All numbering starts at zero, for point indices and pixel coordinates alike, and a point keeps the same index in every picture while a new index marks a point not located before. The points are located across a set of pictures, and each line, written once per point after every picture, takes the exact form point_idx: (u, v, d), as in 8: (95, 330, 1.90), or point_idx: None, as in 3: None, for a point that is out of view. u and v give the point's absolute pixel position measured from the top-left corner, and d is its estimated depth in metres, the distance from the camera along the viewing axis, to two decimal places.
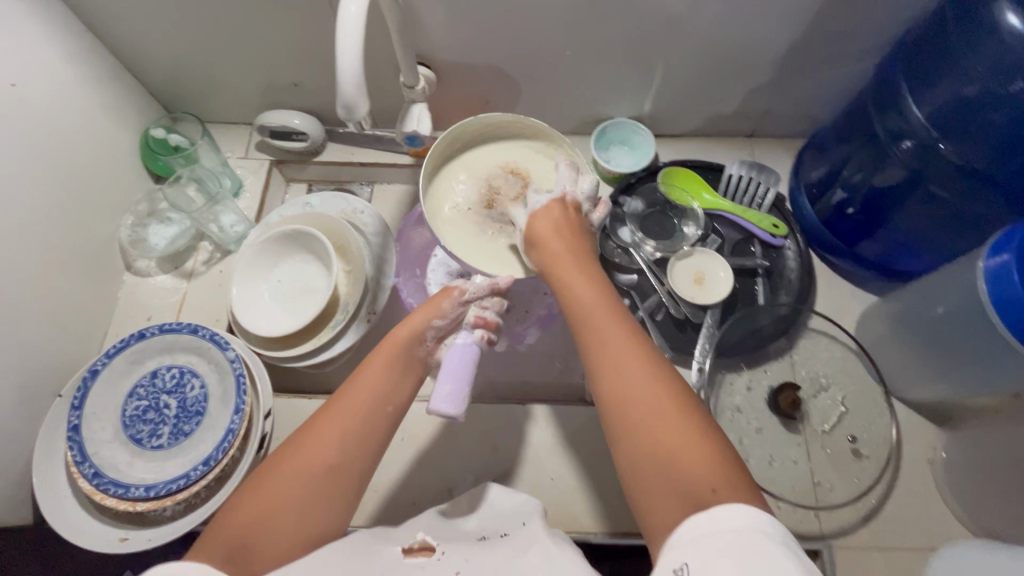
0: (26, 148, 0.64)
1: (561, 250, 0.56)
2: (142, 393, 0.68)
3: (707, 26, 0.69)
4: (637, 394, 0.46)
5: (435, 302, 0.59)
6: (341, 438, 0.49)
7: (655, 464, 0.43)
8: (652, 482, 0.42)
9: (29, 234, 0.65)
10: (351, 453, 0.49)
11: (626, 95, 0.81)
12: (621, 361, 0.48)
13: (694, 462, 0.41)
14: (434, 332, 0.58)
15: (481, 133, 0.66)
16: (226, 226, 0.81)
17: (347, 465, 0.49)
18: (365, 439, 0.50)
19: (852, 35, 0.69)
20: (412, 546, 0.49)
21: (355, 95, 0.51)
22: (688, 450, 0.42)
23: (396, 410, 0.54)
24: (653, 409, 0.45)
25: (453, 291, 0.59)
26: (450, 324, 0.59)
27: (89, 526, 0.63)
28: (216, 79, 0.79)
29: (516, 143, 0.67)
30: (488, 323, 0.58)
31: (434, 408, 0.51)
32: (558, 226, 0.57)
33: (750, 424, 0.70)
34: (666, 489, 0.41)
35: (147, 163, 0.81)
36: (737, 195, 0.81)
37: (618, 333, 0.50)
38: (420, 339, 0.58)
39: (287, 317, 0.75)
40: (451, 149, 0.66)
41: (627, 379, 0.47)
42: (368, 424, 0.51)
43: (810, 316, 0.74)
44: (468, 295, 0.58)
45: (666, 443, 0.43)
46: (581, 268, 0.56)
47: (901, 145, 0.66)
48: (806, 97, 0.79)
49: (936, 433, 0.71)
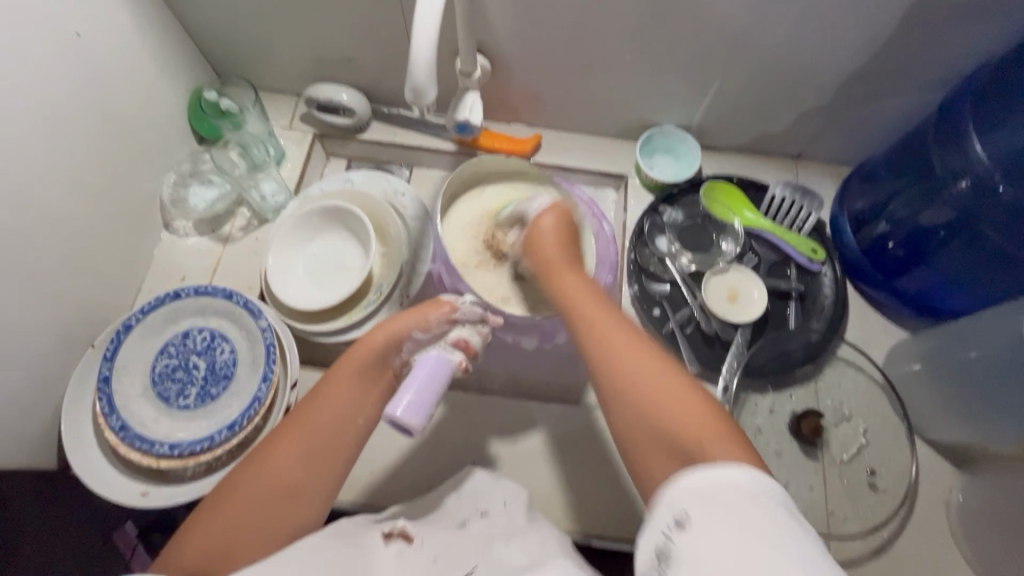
0: (83, 96, 0.64)
1: (555, 257, 0.60)
2: (173, 352, 0.69)
3: (773, 43, 0.68)
4: (623, 359, 0.47)
5: (423, 313, 0.60)
6: (303, 457, 0.49)
7: (647, 424, 0.42)
8: (644, 440, 0.42)
9: (76, 183, 0.65)
10: (314, 474, 0.49)
11: (679, 105, 0.80)
12: (609, 337, 0.49)
13: (682, 411, 0.42)
14: (411, 344, 0.58)
15: (494, 171, 0.76)
16: (267, 195, 0.81)
17: (308, 485, 0.49)
18: (329, 458, 0.50)
19: (917, 67, 0.68)
20: (392, 530, 0.51)
21: (424, 81, 0.54)
22: (684, 400, 0.42)
23: (367, 424, 0.54)
24: (641, 375, 0.45)
25: (443, 306, 0.60)
26: (431, 338, 0.58)
27: (111, 477, 0.64)
28: (271, 48, 0.79)
29: (521, 185, 0.76)
30: (469, 348, 0.57)
31: (388, 415, 0.48)
32: (555, 235, 0.62)
33: (769, 446, 0.70)
34: (654, 444, 0.41)
35: (194, 122, 0.81)
36: (778, 216, 0.81)
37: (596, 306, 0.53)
38: (395, 349, 0.57)
39: (320, 292, 0.75)
40: (465, 181, 0.76)
41: (610, 346, 0.48)
42: (333, 441, 0.51)
43: (839, 344, 0.74)
44: (457, 314, 0.59)
45: (655, 392, 0.43)
46: (572, 268, 0.59)
47: (957, 184, 0.65)
48: (859, 124, 0.78)
49: (955, 475, 0.71)
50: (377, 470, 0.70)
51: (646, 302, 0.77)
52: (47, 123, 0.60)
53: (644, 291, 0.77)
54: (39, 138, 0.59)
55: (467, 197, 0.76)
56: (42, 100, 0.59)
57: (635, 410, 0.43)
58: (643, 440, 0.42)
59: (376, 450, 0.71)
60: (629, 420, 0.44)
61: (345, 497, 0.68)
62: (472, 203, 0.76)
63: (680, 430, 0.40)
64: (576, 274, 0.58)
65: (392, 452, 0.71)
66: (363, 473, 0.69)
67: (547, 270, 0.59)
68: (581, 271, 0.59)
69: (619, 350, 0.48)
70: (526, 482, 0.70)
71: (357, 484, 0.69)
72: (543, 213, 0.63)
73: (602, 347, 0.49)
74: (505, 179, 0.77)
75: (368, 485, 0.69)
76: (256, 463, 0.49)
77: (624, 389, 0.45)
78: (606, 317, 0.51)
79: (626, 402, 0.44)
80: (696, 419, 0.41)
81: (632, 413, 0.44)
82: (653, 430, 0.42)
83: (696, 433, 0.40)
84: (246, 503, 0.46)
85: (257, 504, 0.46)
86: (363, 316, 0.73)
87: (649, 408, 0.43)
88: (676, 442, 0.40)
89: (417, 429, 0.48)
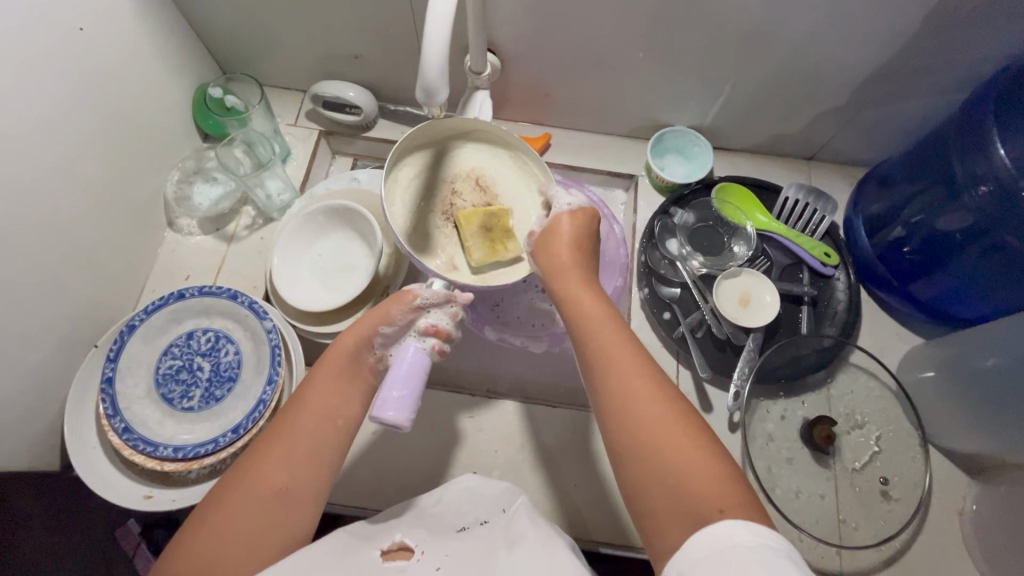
0: (86, 92, 0.62)
1: (566, 264, 0.56)
2: (177, 353, 0.68)
3: (789, 43, 0.66)
4: (638, 400, 0.44)
5: (386, 307, 0.57)
6: (285, 463, 0.48)
7: (665, 485, 0.40)
8: (658, 499, 0.40)
9: (79, 180, 0.64)
10: (299, 476, 0.48)
11: (691, 105, 0.79)
12: (626, 376, 0.46)
13: (702, 474, 0.40)
14: (381, 339, 0.56)
15: (450, 133, 0.66)
16: (273, 194, 0.80)
17: (292, 488, 0.47)
18: (313, 460, 0.49)
19: (937, 67, 0.66)
20: (390, 546, 0.50)
21: (436, 81, 0.53)
22: (698, 464, 0.40)
23: (348, 422, 0.52)
24: (654, 430, 0.43)
25: (405, 297, 0.57)
26: (399, 331, 0.56)
27: (116, 480, 0.63)
28: (277, 44, 0.77)
29: (480, 150, 0.66)
30: (440, 332, 0.55)
31: (375, 415, 0.47)
32: (573, 237, 0.58)
33: (780, 453, 0.69)
34: (674, 509, 0.39)
35: (198, 119, 0.80)
36: (791, 219, 0.79)
37: (606, 324, 0.51)
38: (366, 347, 0.56)
39: (326, 293, 0.74)
40: (415, 142, 0.64)
41: (621, 386, 0.46)
42: (316, 446, 0.50)
43: (852, 351, 0.72)
44: (421, 301, 0.56)
45: (672, 450, 0.41)
46: (586, 283, 0.55)
47: (976, 189, 0.64)
48: (874, 125, 0.77)
49: (969, 484, 0.70)
50: (381, 473, 0.69)
51: (656, 305, 0.76)
52: (49, 122, 0.59)
53: (654, 294, 0.76)
54: (39, 137, 0.58)
55: (419, 159, 0.65)
56: (43, 97, 0.58)
57: (650, 464, 0.42)
58: (656, 498, 0.40)
59: (382, 453, 0.70)
60: (636, 468, 0.42)
61: (352, 500, 0.68)
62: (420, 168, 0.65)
63: (690, 497, 0.39)
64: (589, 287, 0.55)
65: (400, 456, 0.70)
66: (371, 477, 0.69)
67: (555, 277, 0.55)
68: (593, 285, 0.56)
69: (631, 390, 0.45)
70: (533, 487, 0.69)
71: (361, 487, 0.68)
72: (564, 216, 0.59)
73: (615, 385, 0.46)
74: (456, 141, 0.66)
75: (373, 488, 0.68)
76: (241, 473, 0.48)
77: (632, 434, 0.43)
78: (621, 346, 0.48)
79: (633, 450, 0.43)
80: (712, 484, 0.39)
81: (648, 468, 0.41)
82: (663, 487, 0.40)
83: (715, 499, 0.38)
84: (227, 517, 0.45)
85: (244, 516, 0.45)
86: None
87: (660, 468, 0.41)
88: (694, 501, 0.38)
89: (406, 423, 0.48)
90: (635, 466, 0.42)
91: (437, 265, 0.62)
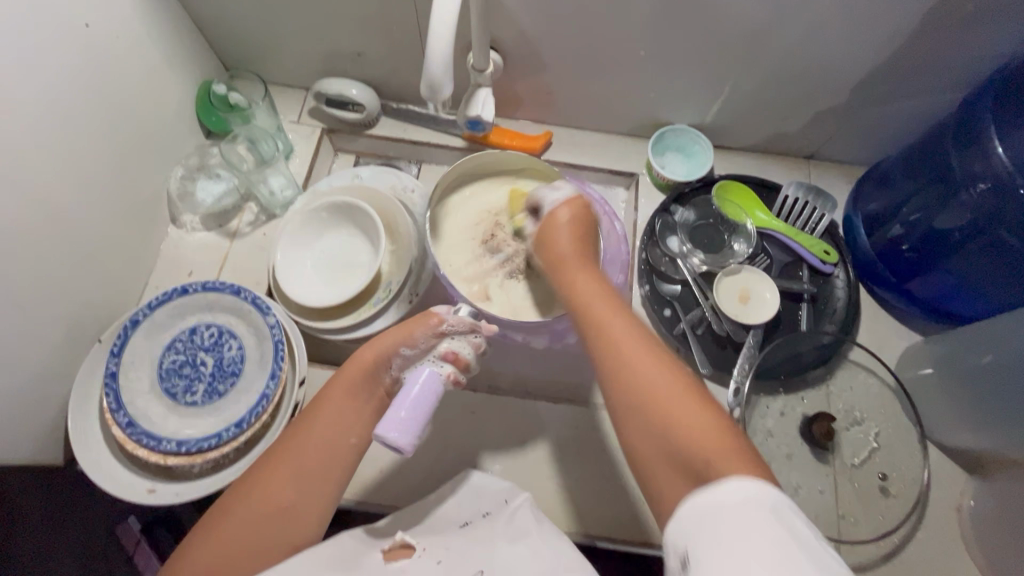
0: (92, 87, 0.63)
1: (566, 253, 0.57)
2: (180, 348, 0.68)
3: (789, 42, 0.67)
4: (643, 364, 0.46)
5: (410, 327, 0.57)
6: (293, 480, 0.49)
7: (664, 441, 0.42)
8: (659, 459, 0.42)
9: (84, 175, 0.64)
10: (306, 494, 0.49)
11: (691, 103, 0.79)
12: (630, 344, 0.48)
13: (699, 430, 0.41)
14: (400, 361, 0.56)
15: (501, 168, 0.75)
16: (275, 189, 0.81)
17: (299, 506, 0.48)
18: (321, 478, 0.49)
19: (936, 66, 0.67)
20: (391, 545, 0.51)
21: (440, 77, 0.54)
22: (699, 422, 0.41)
23: (359, 442, 0.53)
24: (656, 390, 0.44)
25: (431, 319, 0.57)
26: (419, 354, 0.56)
27: (118, 474, 0.63)
28: (280, 41, 0.78)
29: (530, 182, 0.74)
30: (459, 360, 0.56)
31: (379, 435, 0.48)
32: (571, 227, 0.59)
33: (780, 449, 0.70)
34: (671, 461, 0.41)
35: (202, 116, 0.81)
36: (790, 216, 0.80)
37: (602, 299, 0.52)
38: (384, 366, 0.55)
39: (330, 289, 0.75)
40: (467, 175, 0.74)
41: (625, 352, 0.47)
42: (325, 463, 0.50)
43: (851, 348, 0.73)
44: (445, 327, 0.56)
45: (671, 407, 0.43)
46: (585, 263, 0.56)
47: (975, 187, 0.64)
48: (873, 124, 0.78)
49: (966, 480, 0.71)
50: (383, 468, 0.69)
51: (656, 302, 0.76)
52: (53, 116, 0.59)
53: (655, 291, 0.77)
54: (44, 132, 0.58)
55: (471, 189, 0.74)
56: (49, 90, 0.58)
57: (651, 425, 0.43)
58: (657, 461, 0.42)
59: (383, 449, 0.70)
60: (639, 432, 0.44)
61: (353, 495, 0.68)
62: (471, 201, 0.74)
63: (688, 448, 0.40)
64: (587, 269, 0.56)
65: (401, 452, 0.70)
66: (372, 472, 0.69)
67: (555, 260, 0.57)
68: (589, 264, 0.56)
69: (631, 360, 0.46)
70: (534, 483, 0.69)
71: (363, 481, 0.68)
72: (558, 206, 0.60)
73: (614, 355, 0.47)
74: (507, 174, 0.75)
75: (375, 482, 0.69)
76: (250, 484, 0.49)
77: (636, 399, 0.44)
78: (619, 321, 0.50)
79: (636, 413, 0.44)
80: (709, 438, 0.40)
81: (645, 421, 0.43)
82: (662, 442, 0.42)
83: (708, 452, 0.39)
84: (232, 528, 0.46)
85: (249, 529, 0.46)
86: (372, 314, 0.72)
87: (662, 426, 0.42)
88: (689, 454, 0.40)
89: (408, 448, 0.48)
90: (636, 425, 0.44)
91: (467, 291, 0.69)
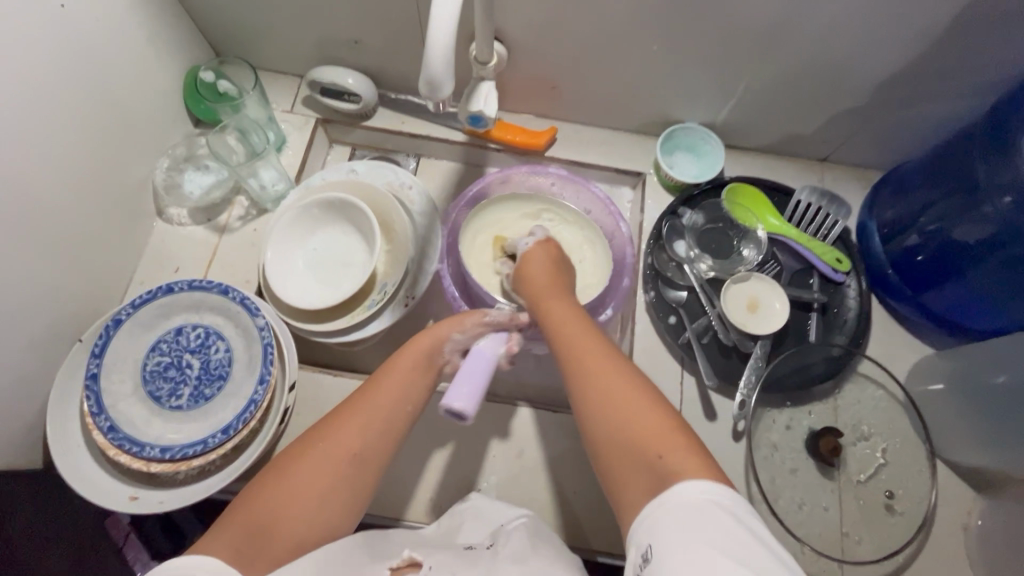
0: (71, 72, 0.59)
1: (544, 284, 0.60)
2: (165, 349, 0.66)
3: (810, 39, 0.63)
4: (612, 383, 0.48)
5: (459, 317, 0.59)
6: (361, 438, 0.49)
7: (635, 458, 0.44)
8: (624, 466, 0.44)
9: (63, 168, 0.61)
10: (368, 455, 0.49)
11: (703, 101, 0.76)
12: (598, 365, 0.50)
13: (653, 436, 0.44)
14: (451, 345, 0.58)
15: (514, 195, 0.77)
16: (266, 183, 0.77)
17: (362, 463, 0.49)
18: (384, 441, 0.50)
19: (962, 69, 0.63)
20: (399, 563, 0.45)
21: (441, 72, 0.50)
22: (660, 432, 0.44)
23: (415, 410, 0.54)
24: (623, 408, 0.46)
25: (478, 312, 0.60)
26: (468, 338, 0.58)
27: (100, 480, 0.61)
28: (273, 25, 0.73)
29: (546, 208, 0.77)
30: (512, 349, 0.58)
31: (446, 405, 0.50)
32: (547, 264, 0.62)
33: (784, 463, 0.68)
34: (636, 467, 0.43)
35: (190, 104, 0.77)
36: (802, 223, 0.77)
37: (580, 325, 0.55)
38: (438, 352, 0.57)
39: (321, 290, 0.72)
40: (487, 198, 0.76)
41: (592, 369, 0.50)
42: (386, 426, 0.51)
43: (861, 360, 0.71)
44: (490, 318, 0.60)
45: (637, 421, 0.45)
46: (563, 295, 0.59)
47: (1000, 198, 0.61)
48: (893, 128, 0.74)
49: (975, 498, 0.69)
50: None
51: (661, 309, 0.74)
52: (26, 105, 0.55)
53: (660, 297, 0.74)
54: (21, 124, 0.55)
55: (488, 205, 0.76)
56: (24, 77, 0.54)
57: (610, 433, 0.46)
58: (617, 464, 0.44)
59: None
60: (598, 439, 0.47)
61: None
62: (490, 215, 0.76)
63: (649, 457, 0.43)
64: (564, 299, 0.59)
65: (393, 460, 0.68)
66: None
67: (536, 296, 0.59)
68: (569, 296, 0.59)
69: (598, 380, 0.49)
70: (531, 495, 0.67)
71: None
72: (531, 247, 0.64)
73: (589, 377, 0.50)
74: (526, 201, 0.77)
75: None
76: (314, 439, 0.49)
77: (600, 419, 0.47)
78: (592, 343, 0.53)
79: (597, 422, 0.47)
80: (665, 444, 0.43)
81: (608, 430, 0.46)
82: (626, 454, 0.44)
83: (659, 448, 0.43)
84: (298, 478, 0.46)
85: (314, 481, 0.46)
86: (366, 316, 0.69)
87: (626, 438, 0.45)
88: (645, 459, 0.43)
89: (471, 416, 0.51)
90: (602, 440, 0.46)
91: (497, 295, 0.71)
